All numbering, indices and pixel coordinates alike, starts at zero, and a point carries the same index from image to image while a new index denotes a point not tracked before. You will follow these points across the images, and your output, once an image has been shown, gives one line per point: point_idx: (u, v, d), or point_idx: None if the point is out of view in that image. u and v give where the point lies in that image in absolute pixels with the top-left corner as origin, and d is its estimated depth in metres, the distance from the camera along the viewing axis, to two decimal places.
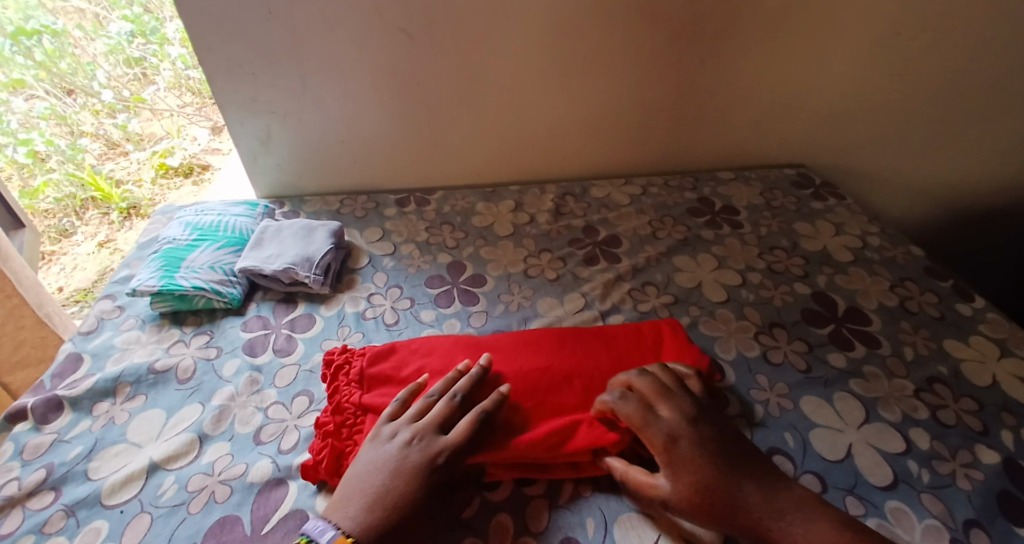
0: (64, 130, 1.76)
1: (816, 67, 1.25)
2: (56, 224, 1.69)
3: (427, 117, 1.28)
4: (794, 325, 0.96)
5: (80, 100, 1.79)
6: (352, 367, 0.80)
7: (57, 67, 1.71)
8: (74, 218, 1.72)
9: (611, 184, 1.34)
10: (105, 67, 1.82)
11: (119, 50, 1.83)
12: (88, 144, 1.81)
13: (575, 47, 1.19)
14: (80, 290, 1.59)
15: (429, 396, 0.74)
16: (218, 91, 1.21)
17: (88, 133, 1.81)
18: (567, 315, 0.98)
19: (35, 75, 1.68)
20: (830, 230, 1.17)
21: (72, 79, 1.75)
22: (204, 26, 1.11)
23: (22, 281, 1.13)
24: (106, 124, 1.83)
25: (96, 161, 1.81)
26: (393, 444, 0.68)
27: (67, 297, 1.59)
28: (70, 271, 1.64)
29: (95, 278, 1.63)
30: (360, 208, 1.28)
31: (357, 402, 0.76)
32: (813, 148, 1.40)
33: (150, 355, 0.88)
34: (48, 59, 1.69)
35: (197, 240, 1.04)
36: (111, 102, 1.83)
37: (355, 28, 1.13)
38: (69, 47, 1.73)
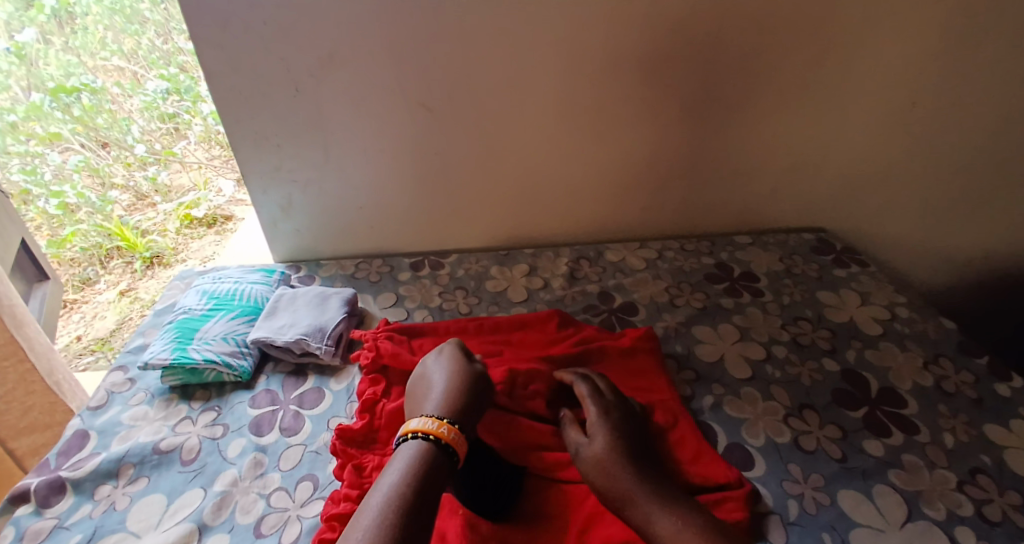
0: (96, 182, 1.81)
1: (831, 137, 1.25)
2: (80, 272, 1.71)
3: (443, 183, 1.29)
4: (826, 408, 0.91)
5: (114, 152, 1.84)
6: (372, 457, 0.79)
7: (93, 122, 1.78)
8: (99, 267, 1.74)
9: (626, 247, 1.31)
10: (139, 122, 1.88)
11: (154, 106, 1.89)
12: (117, 195, 1.83)
13: (590, 117, 1.21)
14: (98, 339, 1.60)
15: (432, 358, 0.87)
16: (243, 161, 1.24)
17: (119, 185, 1.85)
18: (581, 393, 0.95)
19: (71, 129, 1.75)
20: (855, 299, 1.14)
21: (107, 133, 1.81)
22: (234, 103, 1.15)
23: (34, 348, 1.11)
24: (137, 176, 1.86)
25: (124, 213, 1.83)
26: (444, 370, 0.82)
27: (84, 347, 1.60)
28: (90, 321, 1.65)
29: (114, 327, 1.64)
30: (375, 272, 1.27)
31: None
32: (832, 215, 1.37)
33: (156, 434, 0.86)
34: (85, 115, 1.76)
35: (213, 309, 1.03)
36: (143, 155, 1.88)
37: (378, 105, 1.16)
38: (107, 103, 1.81)
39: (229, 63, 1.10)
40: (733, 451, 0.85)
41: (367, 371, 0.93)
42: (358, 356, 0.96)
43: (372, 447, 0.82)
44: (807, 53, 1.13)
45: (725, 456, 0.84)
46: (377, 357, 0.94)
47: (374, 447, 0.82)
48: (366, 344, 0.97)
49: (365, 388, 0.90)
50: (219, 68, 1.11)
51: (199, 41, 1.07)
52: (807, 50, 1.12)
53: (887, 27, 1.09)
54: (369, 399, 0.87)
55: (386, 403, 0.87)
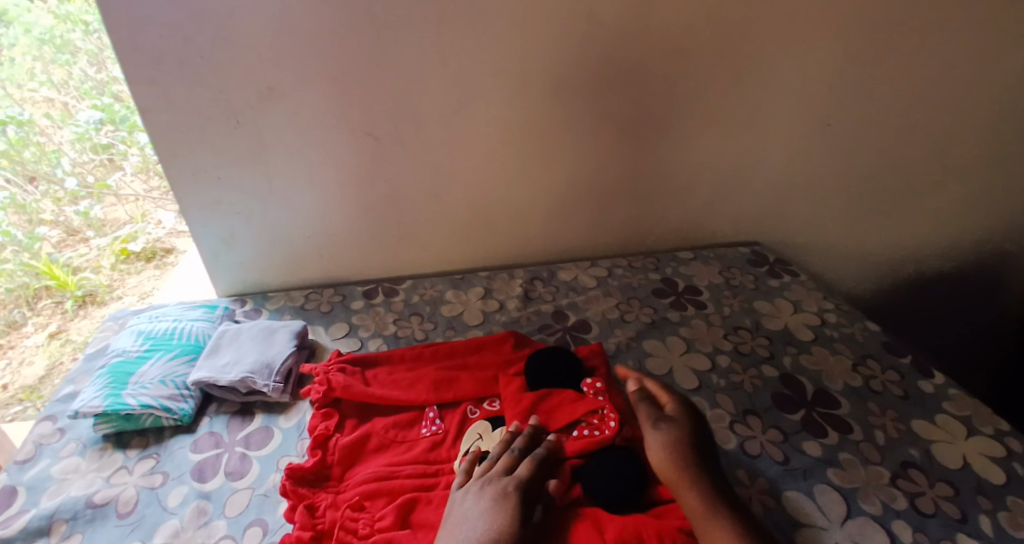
0: (22, 218, 1.63)
1: (761, 155, 1.33)
2: (5, 315, 1.62)
3: (393, 209, 1.29)
4: (767, 412, 0.96)
5: (42, 187, 1.65)
6: (327, 496, 0.78)
7: (20, 156, 1.58)
8: (26, 308, 1.65)
9: (577, 267, 1.34)
10: (71, 154, 1.67)
11: (86, 138, 1.66)
12: (47, 232, 1.67)
13: (535, 141, 1.24)
14: (26, 388, 1.57)
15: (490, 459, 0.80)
16: (181, 194, 1.20)
17: (48, 221, 1.68)
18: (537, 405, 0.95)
19: None
20: (790, 307, 1.21)
21: (34, 167, 1.62)
22: (173, 135, 1.12)
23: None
24: (67, 211, 1.70)
25: (54, 249, 1.68)
26: (479, 498, 0.72)
27: (9, 396, 1.58)
28: (16, 368, 1.60)
29: (42, 373, 1.61)
30: (326, 302, 1.25)
31: (342, 527, 0.74)
32: (767, 228, 1.46)
33: (89, 487, 0.81)
34: (12, 148, 1.56)
35: (149, 350, 0.99)
36: (74, 189, 1.70)
37: (322, 134, 1.16)
38: (35, 136, 1.59)
39: (167, 97, 1.07)
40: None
41: (319, 406, 0.91)
42: (308, 392, 0.93)
43: (326, 484, 0.80)
44: (730, 79, 1.20)
45: None
46: (330, 391, 0.92)
47: (327, 484, 0.80)
48: (317, 378, 0.95)
49: (317, 423, 0.88)
50: (152, 102, 1.08)
51: (135, 73, 1.04)
52: (730, 76, 1.20)
53: (799, 54, 1.19)
54: (320, 435, 0.85)
55: (339, 437, 0.86)
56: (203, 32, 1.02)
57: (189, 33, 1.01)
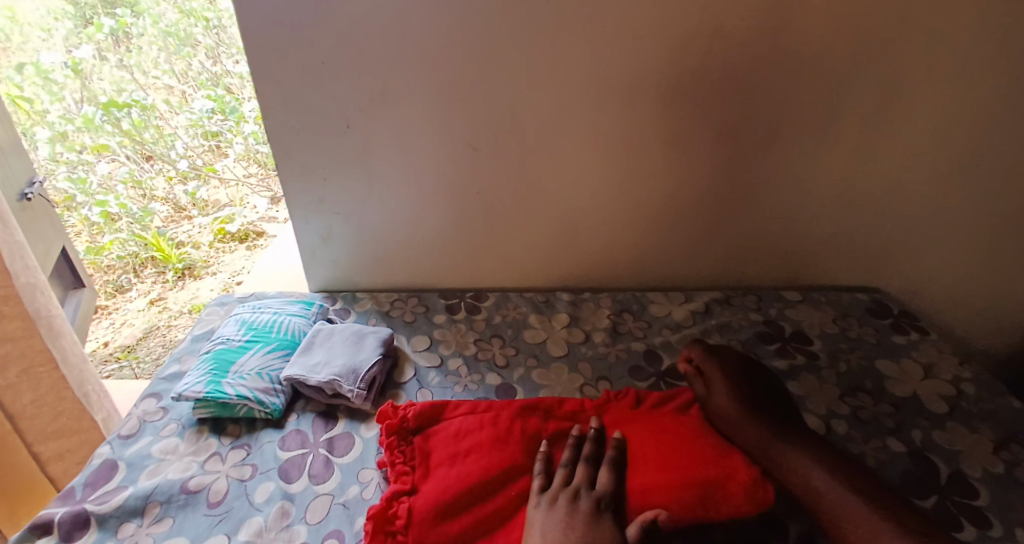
0: (138, 193, 1.88)
1: (891, 196, 1.20)
2: (113, 280, 1.77)
3: (483, 222, 1.28)
4: (893, 494, 0.84)
5: (157, 166, 1.91)
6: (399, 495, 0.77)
7: (140, 136, 1.85)
8: (132, 275, 1.79)
9: (670, 301, 1.27)
10: (184, 139, 1.94)
11: (199, 124, 1.93)
12: (158, 207, 1.90)
13: (636, 163, 1.19)
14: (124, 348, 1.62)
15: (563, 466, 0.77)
16: (290, 191, 1.24)
17: (160, 197, 1.91)
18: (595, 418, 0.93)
19: (119, 142, 1.82)
20: (918, 371, 1.07)
21: (152, 147, 1.88)
22: (286, 136, 1.16)
23: (66, 360, 1.03)
24: (177, 190, 1.92)
25: (161, 224, 1.89)
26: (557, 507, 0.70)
27: (110, 354, 1.62)
28: (118, 327, 1.68)
29: (141, 335, 1.66)
30: (410, 311, 1.25)
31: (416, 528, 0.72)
32: (886, 275, 1.31)
33: (185, 471, 0.82)
34: (134, 129, 1.83)
35: (251, 340, 1.01)
36: (185, 170, 1.94)
37: (425, 144, 1.16)
38: (155, 120, 1.87)
39: (287, 99, 1.11)
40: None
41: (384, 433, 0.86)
42: (382, 409, 0.89)
43: (390, 524, 0.74)
44: (863, 109, 1.10)
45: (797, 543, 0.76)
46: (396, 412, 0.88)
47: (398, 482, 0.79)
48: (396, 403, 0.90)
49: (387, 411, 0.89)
50: (271, 102, 1.12)
51: (259, 77, 1.09)
52: (865, 104, 1.09)
53: (952, 87, 1.06)
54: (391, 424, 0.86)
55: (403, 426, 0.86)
56: (327, 40, 1.04)
57: (315, 39, 1.04)
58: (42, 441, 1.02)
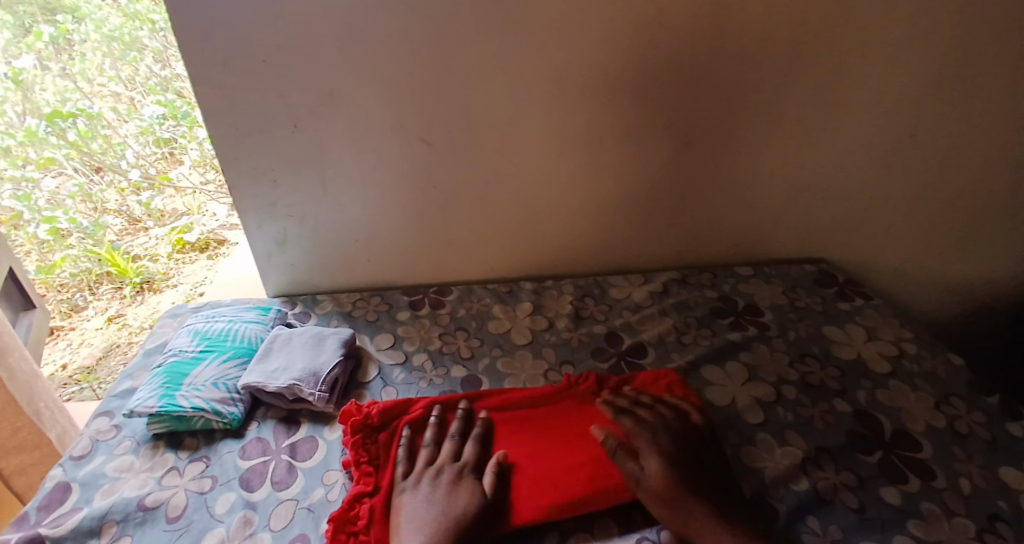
0: (88, 207, 1.82)
1: (835, 169, 1.24)
2: (68, 299, 1.71)
3: (442, 216, 1.27)
4: (842, 452, 0.88)
5: (108, 177, 1.84)
6: (364, 496, 0.77)
7: (87, 147, 1.77)
8: (88, 292, 1.74)
9: (630, 283, 1.29)
10: (134, 147, 1.86)
11: (149, 131, 1.87)
12: (110, 219, 1.84)
13: (589, 150, 1.20)
14: (84, 369, 1.55)
15: (450, 443, 0.84)
16: (239, 196, 1.21)
17: (111, 210, 1.86)
18: None
19: (65, 154, 1.74)
20: (862, 334, 1.12)
21: (101, 158, 1.80)
22: (231, 140, 1.13)
23: (14, 376, 0.98)
24: (130, 201, 1.87)
25: (116, 237, 1.83)
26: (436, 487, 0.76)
27: (69, 376, 1.55)
28: (76, 348, 1.62)
29: (100, 355, 1.60)
30: (372, 310, 1.24)
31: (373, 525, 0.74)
32: (835, 245, 1.36)
33: (142, 487, 0.80)
34: (80, 140, 1.75)
35: (204, 351, 0.99)
36: (138, 180, 1.88)
37: (375, 140, 1.15)
38: (101, 129, 1.79)
39: (229, 101, 1.08)
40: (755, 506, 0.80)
41: (350, 431, 0.85)
42: (345, 410, 0.88)
43: (352, 524, 0.74)
44: (804, 87, 1.13)
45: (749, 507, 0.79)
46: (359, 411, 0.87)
47: (364, 479, 0.79)
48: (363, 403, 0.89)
49: (353, 406, 0.88)
50: (212, 105, 1.08)
51: (199, 79, 1.05)
52: (805, 82, 1.12)
53: (886, 62, 1.10)
54: (359, 422, 0.85)
55: (371, 425, 0.86)
56: (267, 38, 1.02)
57: (254, 39, 1.02)
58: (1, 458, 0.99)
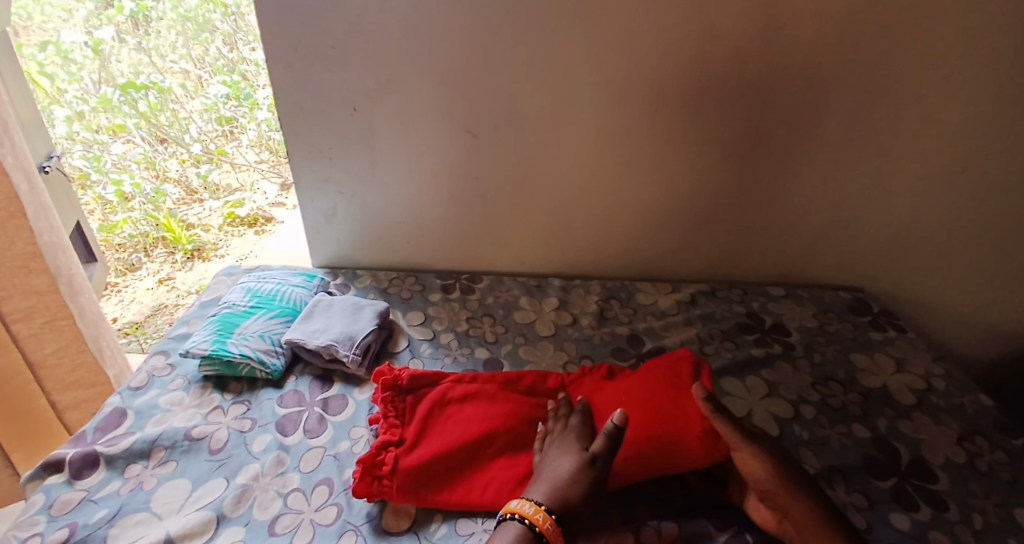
0: (151, 174, 1.94)
1: (876, 195, 1.24)
2: (124, 258, 1.84)
3: (482, 206, 1.33)
4: (855, 474, 0.89)
5: (171, 148, 1.97)
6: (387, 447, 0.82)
7: (156, 118, 1.90)
8: (143, 254, 1.87)
9: (658, 290, 1.32)
10: (198, 122, 1.99)
11: (213, 109, 1.99)
12: (170, 189, 1.97)
13: (630, 155, 1.23)
14: (132, 324, 1.74)
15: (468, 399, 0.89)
16: (296, 169, 1.29)
17: (172, 179, 1.98)
18: None
19: (135, 123, 1.88)
20: (890, 365, 1.11)
21: (167, 130, 1.94)
22: (295, 116, 1.22)
23: (83, 316, 1.09)
24: (190, 172, 2.00)
25: (173, 205, 1.97)
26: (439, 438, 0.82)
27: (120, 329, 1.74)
28: (127, 303, 1.80)
29: (148, 313, 1.78)
30: (407, 289, 1.30)
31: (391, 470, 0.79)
32: (870, 273, 1.35)
33: (189, 420, 0.88)
34: (150, 111, 1.89)
35: (254, 307, 1.07)
36: (198, 153, 2.00)
37: (426, 127, 1.21)
38: (170, 103, 1.92)
39: (297, 80, 1.17)
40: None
41: (380, 389, 0.91)
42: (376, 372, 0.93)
43: (378, 468, 0.79)
44: (850, 110, 1.14)
45: None
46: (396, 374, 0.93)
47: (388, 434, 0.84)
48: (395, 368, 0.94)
49: (386, 370, 0.94)
50: (282, 82, 1.17)
51: (273, 57, 1.14)
52: (851, 105, 1.13)
53: (938, 92, 1.10)
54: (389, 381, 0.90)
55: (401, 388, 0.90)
56: (338, 24, 1.10)
57: (326, 24, 1.10)
58: (59, 390, 1.10)
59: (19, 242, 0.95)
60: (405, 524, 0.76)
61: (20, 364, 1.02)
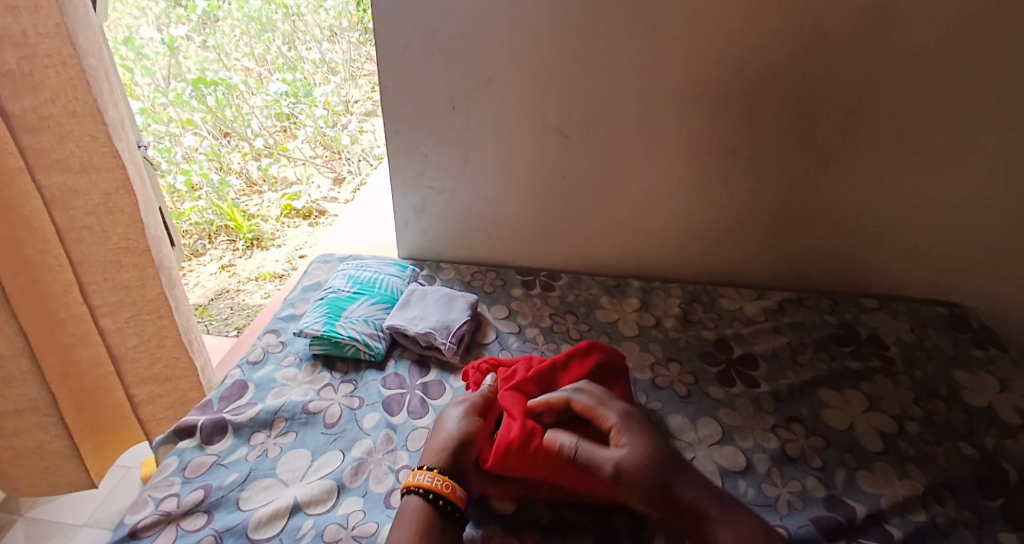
0: (215, 165, 2.06)
1: (981, 208, 1.20)
2: (191, 244, 1.96)
3: (563, 206, 1.35)
4: (963, 492, 0.87)
5: (233, 142, 2.12)
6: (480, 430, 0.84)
7: (222, 113, 2.07)
8: (207, 240, 1.97)
9: (741, 296, 1.31)
10: (259, 118, 2.14)
11: (274, 104, 2.15)
12: (233, 180, 2.08)
13: (720, 160, 1.23)
14: (199, 306, 1.80)
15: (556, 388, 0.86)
16: (393, 164, 1.35)
17: (234, 171, 2.10)
18: (700, 445, 0.93)
19: (202, 117, 2.03)
20: (995, 384, 1.07)
21: (231, 124, 2.09)
22: (394, 113, 1.27)
23: (179, 309, 1.12)
24: (250, 165, 2.12)
25: (237, 196, 2.07)
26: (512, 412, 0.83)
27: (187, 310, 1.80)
28: (192, 287, 1.88)
29: (212, 296, 1.84)
30: (489, 283, 1.34)
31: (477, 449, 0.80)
32: (966, 289, 1.30)
33: (305, 395, 0.94)
34: (217, 106, 2.05)
35: (358, 292, 1.13)
36: (259, 147, 2.14)
37: (518, 127, 1.25)
38: (235, 99, 2.10)
39: (401, 78, 1.22)
40: (871, 525, 0.81)
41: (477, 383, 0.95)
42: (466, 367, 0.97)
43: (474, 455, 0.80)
44: (960, 119, 1.10)
45: (865, 527, 0.80)
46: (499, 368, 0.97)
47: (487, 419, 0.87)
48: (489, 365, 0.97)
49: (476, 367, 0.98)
50: (388, 80, 1.23)
51: (381, 57, 1.20)
52: (961, 113, 1.10)
53: None
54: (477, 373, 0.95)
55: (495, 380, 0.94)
56: (446, 28, 1.15)
57: (435, 27, 1.15)
58: (136, 384, 1.10)
59: (114, 237, 0.97)
60: (511, 507, 0.79)
61: (99, 357, 1.04)
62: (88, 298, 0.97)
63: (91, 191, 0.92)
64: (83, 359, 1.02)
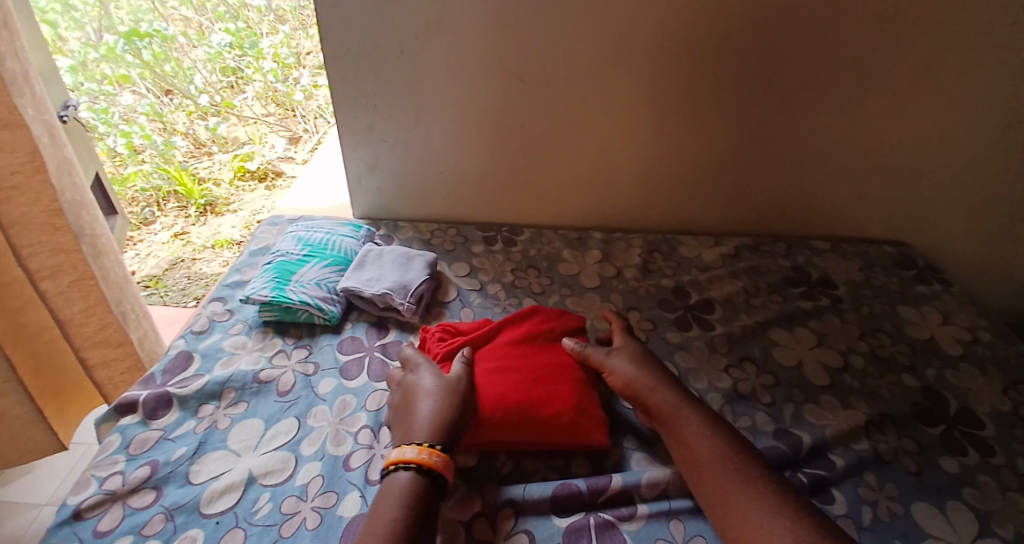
0: (159, 126, 1.94)
1: (932, 148, 1.21)
2: (138, 212, 1.83)
3: (523, 157, 1.31)
4: (903, 421, 0.91)
5: (177, 100, 1.99)
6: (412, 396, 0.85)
7: (160, 68, 1.93)
8: (155, 208, 1.86)
9: (701, 244, 1.31)
10: (203, 73, 2.01)
11: (218, 58, 2.01)
12: (179, 141, 1.96)
13: (681, 104, 1.20)
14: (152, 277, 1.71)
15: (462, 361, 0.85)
16: (341, 117, 1.28)
17: (180, 131, 1.97)
18: None
19: (139, 73, 1.90)
20: (937, 318, 1.12)
21: (171, 81, 1.96)
22: (339, 60, 1.19)
23: (106, 278, 1.02)
24: (197, 124, 2.00)
25: (184, 158, 1.95)
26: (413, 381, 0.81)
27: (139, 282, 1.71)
28: (144, 257, 1.76)
29: (166, 267, 1.75)
30: (449, 241, 1.30)
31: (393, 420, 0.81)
32: (915, 229, 1.34)
33: (256, 363, 0.91)
34: (154, 61, 1.92)
35: (308, 255, 1.08)
36: (205, 104, 2.01)
37: (471, 72, 1.18)
38: (173, 52, 1.95)
39: (343, 19, 1.13)
40: (816, 455, 0.84)
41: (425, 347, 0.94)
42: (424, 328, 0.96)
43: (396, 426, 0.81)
44: (916, 55, 1.09)
45: (810, 459, 0.84)
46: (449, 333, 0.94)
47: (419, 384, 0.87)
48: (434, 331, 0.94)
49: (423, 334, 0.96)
50: (330, 22, 1.14)
51: None
52: (918, 49, 1.09)
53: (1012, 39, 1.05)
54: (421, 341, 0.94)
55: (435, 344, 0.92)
56: None
57: None
58: (88, 348, 1.05)
59: (45, 199, 0.88)
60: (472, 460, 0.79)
61: (49, 320, 0.99)
62: (24, 262, 0.90)
63: (15, 148, 0.83)
64: (32, 322, 0.97)
